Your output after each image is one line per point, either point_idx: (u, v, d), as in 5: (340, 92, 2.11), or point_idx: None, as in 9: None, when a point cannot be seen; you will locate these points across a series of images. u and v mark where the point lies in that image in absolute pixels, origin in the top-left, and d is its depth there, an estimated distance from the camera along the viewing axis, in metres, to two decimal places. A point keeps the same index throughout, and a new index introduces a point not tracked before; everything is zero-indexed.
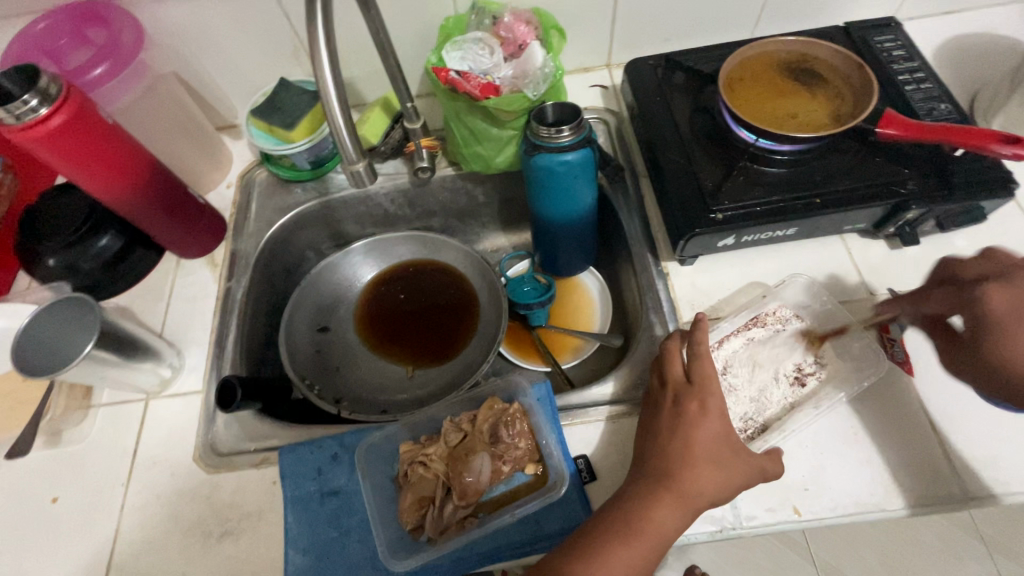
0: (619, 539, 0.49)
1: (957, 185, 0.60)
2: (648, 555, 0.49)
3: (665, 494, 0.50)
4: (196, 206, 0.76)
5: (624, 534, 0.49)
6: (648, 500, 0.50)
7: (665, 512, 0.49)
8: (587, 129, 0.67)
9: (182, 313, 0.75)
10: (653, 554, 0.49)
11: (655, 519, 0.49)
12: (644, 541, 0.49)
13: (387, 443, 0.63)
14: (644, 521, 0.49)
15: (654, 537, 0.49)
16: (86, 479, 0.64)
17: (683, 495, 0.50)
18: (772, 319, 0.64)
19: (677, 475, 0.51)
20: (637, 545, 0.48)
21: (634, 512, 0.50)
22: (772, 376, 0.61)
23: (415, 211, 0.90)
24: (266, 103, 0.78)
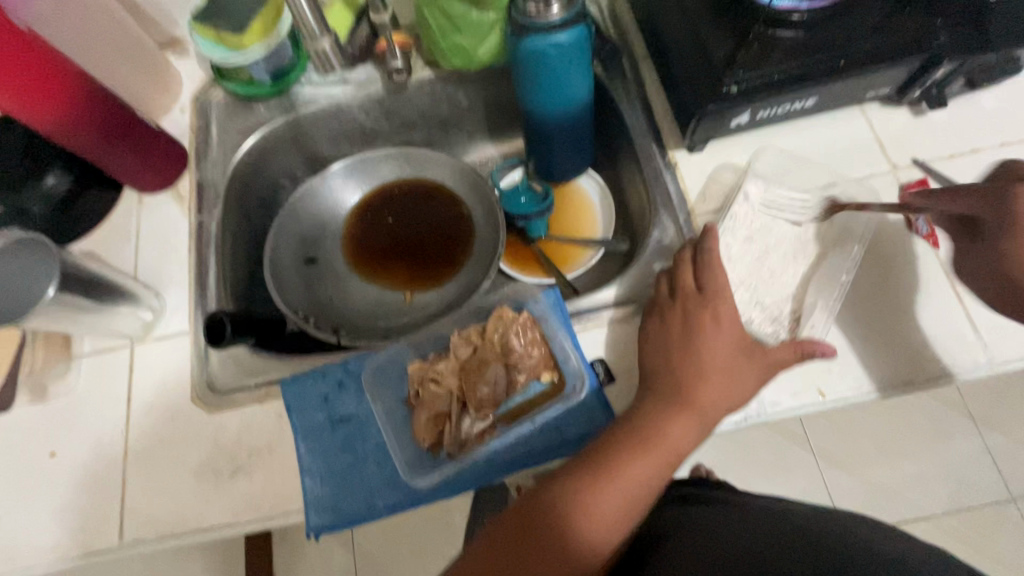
0: (637, 451, 0.48)
1: (994, 32, 0.54)
2: (662, 470, 0.48)
3: (685, 407, 0.49)
4: (149, 130, 0.68)
5: (641, 446, 0.48)
6: (678, 417, 0.48)
7: (684, 428, 0.48)
8: (580, 4, 0.59)
9: (154, 253, 0.69)
10: (668, 468, 0.48)
11: (682, 436, 0.48)
12: (659, 455, 0.48)
13: (393, 365, 0.61)
14: (661, 436, 0.48)
15: (670, 454, 0.48)
16: (83, 431, 0.61)
17: (701, 407, 0.49)
18: (790, 204, 0.60)
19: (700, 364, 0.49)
20: (654, 460, 0.47)
21: (652, 424, 0.48)
22: (788, 263, 0.59)
23: (394, 124, 0.82)
24: (208, 6, 0.69)
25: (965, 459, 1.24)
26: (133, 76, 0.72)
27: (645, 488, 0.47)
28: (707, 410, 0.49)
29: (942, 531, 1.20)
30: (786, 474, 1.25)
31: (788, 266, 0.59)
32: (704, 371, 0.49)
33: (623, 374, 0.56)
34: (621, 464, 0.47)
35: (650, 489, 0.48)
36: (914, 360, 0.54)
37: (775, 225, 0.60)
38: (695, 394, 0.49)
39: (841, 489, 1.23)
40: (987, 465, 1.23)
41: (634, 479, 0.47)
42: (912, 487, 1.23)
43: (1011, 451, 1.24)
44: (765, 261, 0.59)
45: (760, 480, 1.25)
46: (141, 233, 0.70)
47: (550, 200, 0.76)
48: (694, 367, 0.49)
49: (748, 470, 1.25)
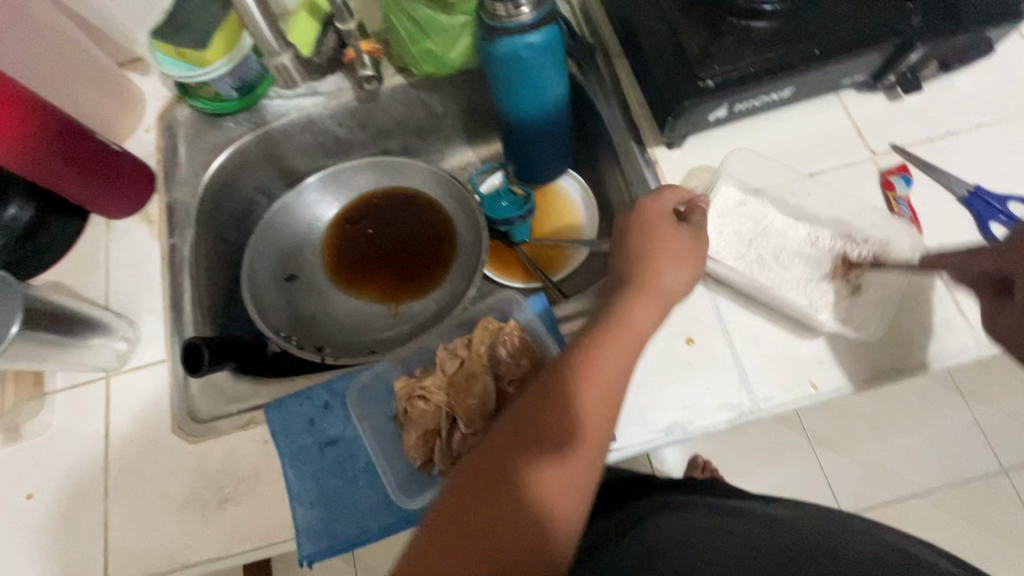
0: (569, 384, 0.44)
1: (965, 14, 0.54)
2: (604, 398, 0.44)
3: (614, 340, 0.47)
4: (111, 153, 0.65)
5: (571, 374, 0.45)
6: (602, 347, 0.46)
7: (614, 355, 0.46)
8: (550, 4, 0.58)
9: (125, 280, 0.67)
10: (612, 395, 0.45)
11: (613, 365, 0.45)
12: (592, 377, 0.45)
13: (379, 383, 0.59)
14: (592, 361, 0.45)
15: (604, 383, 0.44)
16: (60, 470, 0.59)
17: (629, 331, 0.47)
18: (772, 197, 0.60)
19: (643, 277, 0.50)
20: (588, 384, 0.44)
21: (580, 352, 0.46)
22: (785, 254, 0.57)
23: (368, 133, 0.81)
24: (168, 21, 0.66)
25: (957, 434, 1.25)
26: (93, 98, 0.69)
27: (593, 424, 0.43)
28: (635, 339, 0.47)
29: (938, 506, 1.22)
30: (783, 461, 1.25)
31: (780, 253, 0.57)
32: (630, 297, 0.49)
33: None
34: (557, 394, 0.44)
35: (597, 416, 0.44)
36: (903, 346, 0.54)
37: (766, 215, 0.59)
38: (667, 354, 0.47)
39: (837, 471, 1.24)
40: (978, 439, 1.25)
41: (571, 407, 0.43)
42: (906, 465, 1.24)
43: (1001, 422, 1.25)
44: (761, 250, 0.57)
45: (758, 468, 1.25)
46: (111, 261, 0.67)
47: (531, 203, 0.75)
48: (634, 298, 0.48)
49: (746, 459, 1.25)
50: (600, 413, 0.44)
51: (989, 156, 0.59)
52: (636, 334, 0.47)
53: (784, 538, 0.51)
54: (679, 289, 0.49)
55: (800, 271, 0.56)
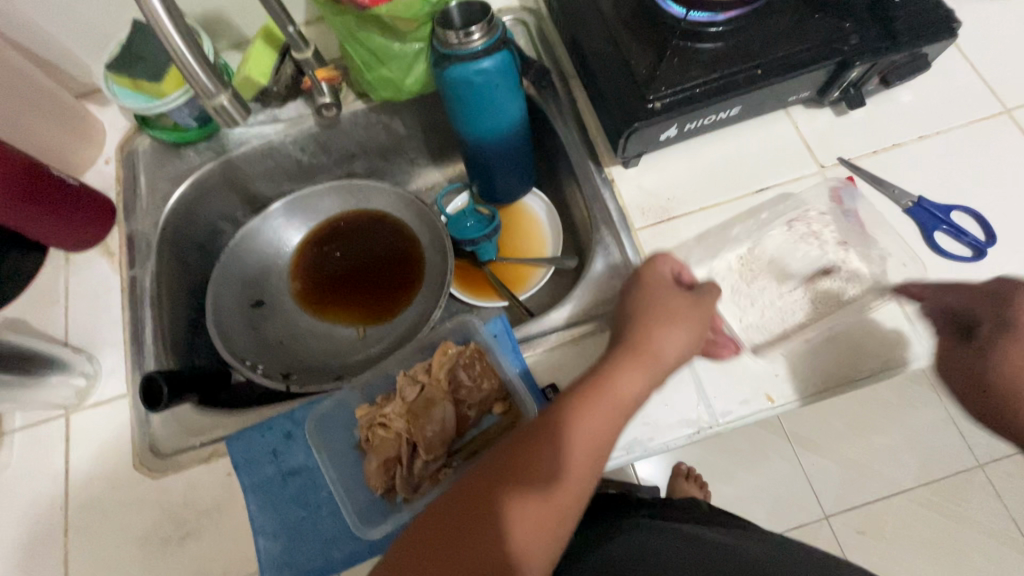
0: (584, 406, 0.44)
1: (900, 32, 0.56)
2: (613, 421, 0.44)
3: (635, 359, 0.46)
4: (68, 187, 0.65)
5: (585, 392, 0.45)
6: (622, 368, 0.45)
7: (632, 376, 0.45)
8: (500, 30, 0.59)
9: (86, 314, 0.66)
10: (620, 420, 0.44)
11: (630, 387, 0.45)
12: (604, 401, 0.44)
13: (341, 410, 0.59)
14: (609, 383, 0.45)
15: (615, 405, 0.44)
16: (19, 512, 0.58)
17: (652, 355, 0.46)
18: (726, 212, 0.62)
19: (652, 313, 0.48)
20: (599, 407, 0.44)
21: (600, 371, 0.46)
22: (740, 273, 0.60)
23: (332, 157, 0.81)
24: (124, 53, 0.67)
25: (932, 431, 1.27)
26: (47, 131, 0.68)
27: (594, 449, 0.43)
28: (656, 357, 0.46)
29: (917, 503, 1.23)
30: (764, 465, 1.26)
31: (749, 285, 0.60)
32: (649, 319, 0.48)
33: None
34: (566, 418, 0.44)
35: (601, 442, 0.44)
36: (855, 356, 0.55)
37: (719, 235, 0.61)
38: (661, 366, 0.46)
39: (817, 472, 1.25)
40: (953, 435, 1.27)
41: (578, 430, 0.43)
42: (884, 464, 1.25)
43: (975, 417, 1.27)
44: (730, 285, 0.59)
45: (739, 472, 1.26)
46: (70, 295, 0.67)
47: (496, 222, 0.76)
48: (655, 318, 0.48)
49: (728, 464, 1.26)
50: (604, 439, 0.44)
51: (931, 166, 0.61)
52: (661, 360, 0.46)
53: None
54: (671, 351, 0.47)
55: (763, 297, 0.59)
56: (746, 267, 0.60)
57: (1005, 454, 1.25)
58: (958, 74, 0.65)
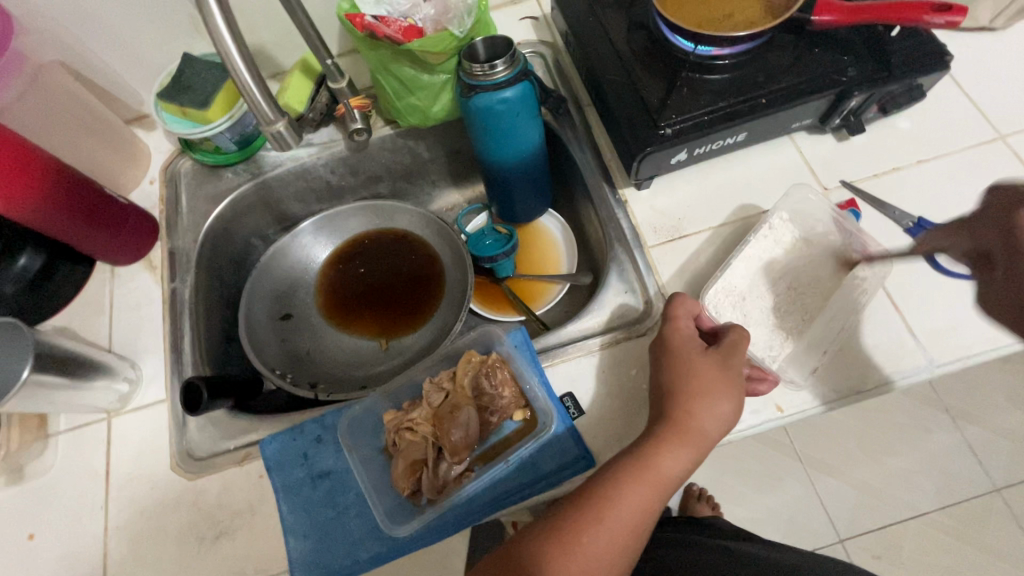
0: (632, 483, 0.48)
1: (895, 65, 0.60)
2: (653, 497, 0.49)
3: (681, 439, 0.50)
4: (117, 205, 0.70)
5: (632, 474, 0.49)
6: (666, 445, 0.50)
7: (677, 457, 0.49)
8: (522, 63, 0.63)
9: (129, 324, 0.70)
10: (658, 498, 0.49)
11: (673, 465, 0.49)
12: (647, 482, 0.48)
13: (369, 415, 0.62)
14: (655, 463, 0.49)
15: (658, 483, 0.49)
16: (62, 510, 0.61)
17: (694, 435, 0.50)
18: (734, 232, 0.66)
19: (692, 387, 0.51)
20: (643, 488, 0.48)
21: (644, 451, 0.50)
22: (752, 287, 0.62)
23: (360, 179, 0.86)
24: (173, 84, 0.72)
25: (945, 453, 1.27)
26: (100, 153, 0.74)
27: (635, 521, 0.48)
28: (698, 433, 0.50)
29: (933, 528, 1.22)
30: (775, 485, 1.26)
31: (760, 296, 0.62)
32: (690, 394, 0.51)
33: (592, 405, 0.58)
34: (611, 494, 0.48)
35: (641, 518, 0.48)
36: (861, 365, 0.57)
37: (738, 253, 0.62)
38: (695, 432, 0.50)
39: (830, 495, 1.25)
40: (966, 458, 1.26)
41: (623, 512, 0.48)
42: (898, 487, 1.25)
43: (988, 441, 1.28)
44: (744, 303, 0.61)
45: (750, 492, 1.26)
46: (115, 306, 0.71)
47: (514, 240, 0.79)
48: (698, 390, 0.51)
49: (739, 484, 1.26)
50: (643, 515, 0.49)
51: (930, 189, 0.65)
52: (701, 439, 0.50)
53: None
54: (713, 425, 0.51)
55: (771, 305, 0.61)
56: (758, 281, 0.62)
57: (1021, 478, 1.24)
58: (956, 105, 0.69)
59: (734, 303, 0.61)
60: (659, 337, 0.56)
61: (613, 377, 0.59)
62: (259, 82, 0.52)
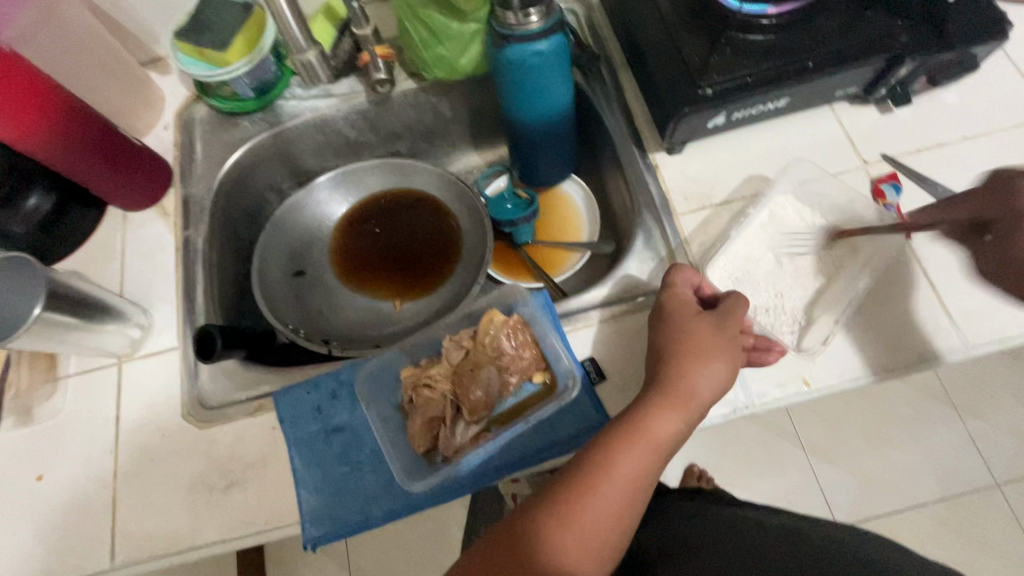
0: (623, 446, 0.47)
1: (951, 32, 0.57)
2: (649, 462, 0.48)
3: (671, 401, 0.49)
4: (132, 146, 0.67)
5: (624, 438, 0.48)
6: (659, 408, 0.49)
7: (670, 419, 0.48)
8: (557, 14, 0.61)
9: (140, 270, 0.68)
10: (655, 462, 0.48)
11: (667, 427, 0.48)
12: (640, 445, 0.47)
13: (385, 372, 0.61)
14: (645, 426, 0.48)
15: (652, 445, 0.48)
16: (70, 453, 0.60)
17: (686, 398, 0.49)
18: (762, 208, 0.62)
19: (684, 353, 0.50)
20: (636, 452, 0.47)
21: (634, 417, 0.49)
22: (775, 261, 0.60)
23: (378, 136, 0.83)
24: (192, 21, 0.70)
25: (952, 447, 1.26)
26: (115, 95, 0.72)
27: (631, 487, 0.47)
28: (693, 398, 0.49)
29: (932, 519, 1.22)
30: (778, 471, 1.26)
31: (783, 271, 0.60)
32: (682, 358, 0.50)
33: (614, 372, 0.57)
34: (601, 460, 0.47)
35: (639, 485, 0.47)
36: (894, 341, 0.56)
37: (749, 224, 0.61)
38: (687, 393, 0.49)
39: (831, 481, 1.25)
40: (972, 453, 1.26)
41: (618, 478, 0.46)
42: (901, 478, 1.24)
43: (993, 437, 1.27)
44: (757, 275, 0.60)
45: (752, 476, 1.26)
46: (126, 251, 0.69)
47: (536, 206, 0.77)
48: (689, 355, 0.50)
49: (742, 468, 1.26)
50: (641, 480, 0.47)
51: (977, 166, 0.62)
52: (694, 402, 0.49)
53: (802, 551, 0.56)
54: (707, 389, 0.50)
55: (799, 279, 0.60)
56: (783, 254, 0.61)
57: None
58: (1005, 82, 0.66)
59: (743, 274, 0.60)
60: (660, 302, 0.55)
61: (637, 343, 0.58)
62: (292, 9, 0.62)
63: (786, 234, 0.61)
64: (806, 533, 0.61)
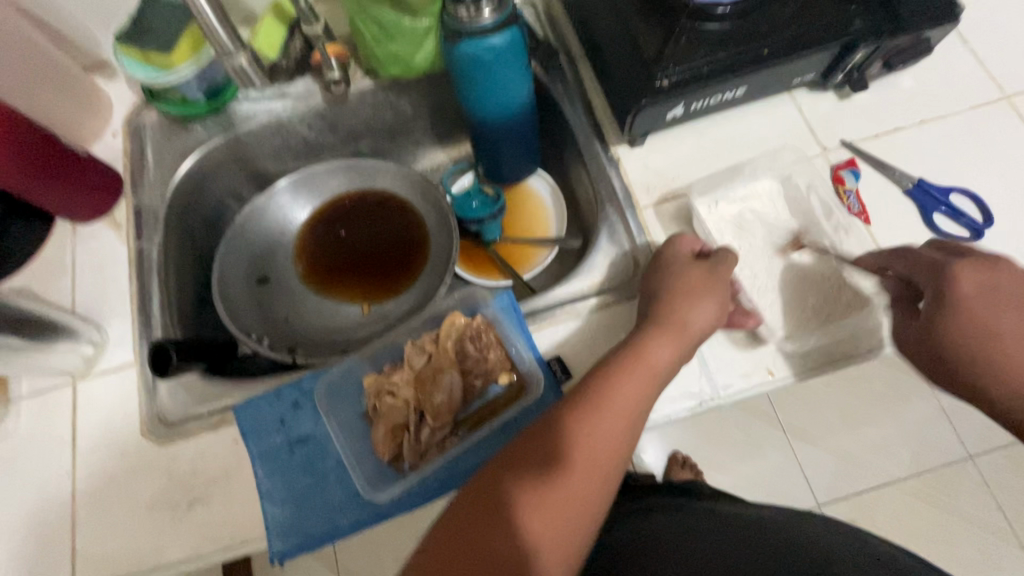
0: (621, 371, 0.48)
1: (903, 15, 0.57)
2: (646, 388, 0.48)
3: (666, 332, 0.50)
4: (76, 157, 0.65)
5: (621, 364, 0.48)
6: (653, 338, 0.49)
7: (666, 347, 0.49)
8: (511, 7, 0.59)
9: (93, 284, 0.66)
10: (652, 389, 0.48)
11: (661, 356, 0.48)
12: (636, 368, 0.48)
13: (349, 380, 0.60)
14: (643, 354, 0.48)
15: (649, 369, 0.48)
16: (26, 477, 0.58)
17: (680, 327, 0.50)
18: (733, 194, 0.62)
19: (678, 290, 0.52)
20: (634, 375, 0.47)
21: (632, 344, 0.49)
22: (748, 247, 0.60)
23: (339, 135, 0.81)
24: (134, 24, 0.67)
25: (926, 422, 1.28)
26: (56, 103, 0.69)
27: (629, 410, 0.47)
28: (686, 329, 0.50)
29: (908, 494, 1.25)
30: (759, 453, 1.28)
31: (752, 256, 0.60)
32: (677, 295, 0.51)
33: (580, 369, 0.56)
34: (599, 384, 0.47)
35: (635, 411, 0.47)
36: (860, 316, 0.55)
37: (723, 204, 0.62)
38: (679, 324, 0.50)
39: (811, 461, 1.27)
40: (945, 426, 1.28)
41: (615, 403, 0.46)
42: (878, 455, 1.27)
43: (966, 410, 1.29)
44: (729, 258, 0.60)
45: (735, 460, 1.27)
46: (77, 265, 0.67)
47: (501, 202, 0.77)
48: (682, 291, 0.51)
49: (723, 452, 1.27)
50: (639, 405, 0.47)
51: (933, 149, 0.63)
52: (687, 330, 0.50)
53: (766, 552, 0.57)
54: (699, 322, 0.50)
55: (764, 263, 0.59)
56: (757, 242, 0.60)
57: (997, 446, 1.27)
58: (958, 61, 0.67)
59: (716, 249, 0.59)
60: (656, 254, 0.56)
61: (602, 339, 0.58)
62: (221, 18, 0.60)
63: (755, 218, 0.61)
64: (777, 532, 0.61)
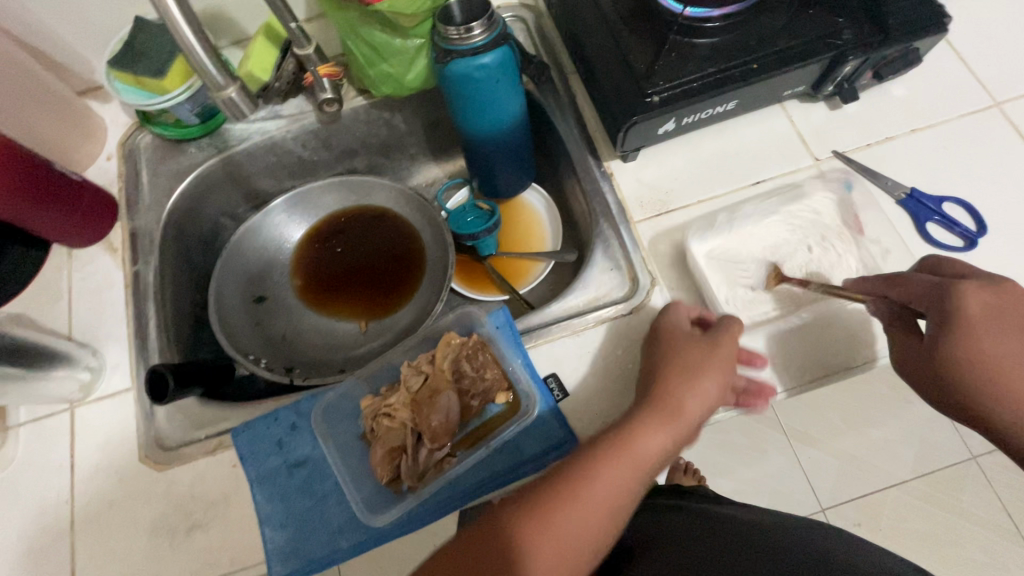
0: (612, 460, 0.47)
1: (892, 27, 0.57)
2: (633, 478, 0.47)
3: (658, 414, 0.48)
4: (70, 182, 0.65)
5: (614, 451, 0.47)
6: (646, 424, 0.48)
7: (656, 433, 0.48)
8: (501, 26, 0.59)
9: (89, 309, 0.66)
10: (638, 479, 0.47)
11: (653, 443, 0.47)
12: (628, 463, 0.46)
13: (345, 401, 0.60)
14: (636, 439, 0.47)
15: (639, 460, 0.47)
16: (24, 505, 0.58)
17: (675, 413, 0.49)
18: (747, 213, 0.60)
19: (673, 369, 0.50)
20: (623, 467, 0.46)
21: (626, 428, 0.48)
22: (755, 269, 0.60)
23: (333, 153, 0.82)
24: (127, 49, 0.67)
25: (927, 423, 1.28)
26: (50, 129, 0.69)
27: (612, 498, 0.46)
28: (685, 416, 0.49)
29: (912, 496, 1.24)
30: (761, 458, 1.27)
31: (755, 269, 0.59)
32: (673, 376, 0.50)
33: (577, 386, 0.56)
34: (587, 466, 0.46)
35: (618, 499, 0.46)
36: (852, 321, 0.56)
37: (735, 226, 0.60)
38: (676, 408, 0.49)
39: (814, 465, 1.26)
40: (947, 427, 1.28)
41: (600, 490, 0.46)
42: (880, 457, 1.26)
43: None
44: (736, 271, 0.59)
45: (737, 465, 1.27)
46: (74, 290, 0.67)
47: (496, 217, 0.76)
48: (678, 373, 0.50)
49: (726, 457, 1.27)
50: (623, 495, 0.47)
51: (925, 157, 0.63)
52: (682, 419, 0.49)
53: (760, 554, 0.57)
54: (698, 409, 0.49)
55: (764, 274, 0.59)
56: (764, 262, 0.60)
57: (999, 446, 1.26)
58: (947, 69, 0.67)
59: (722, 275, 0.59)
60: (654, 327, 0.55)
61: (599, 357, 0.57)
62: (205, 46, 0.51)
63: (759, 229, 0.61)
64: (775, 534, 0.61)
